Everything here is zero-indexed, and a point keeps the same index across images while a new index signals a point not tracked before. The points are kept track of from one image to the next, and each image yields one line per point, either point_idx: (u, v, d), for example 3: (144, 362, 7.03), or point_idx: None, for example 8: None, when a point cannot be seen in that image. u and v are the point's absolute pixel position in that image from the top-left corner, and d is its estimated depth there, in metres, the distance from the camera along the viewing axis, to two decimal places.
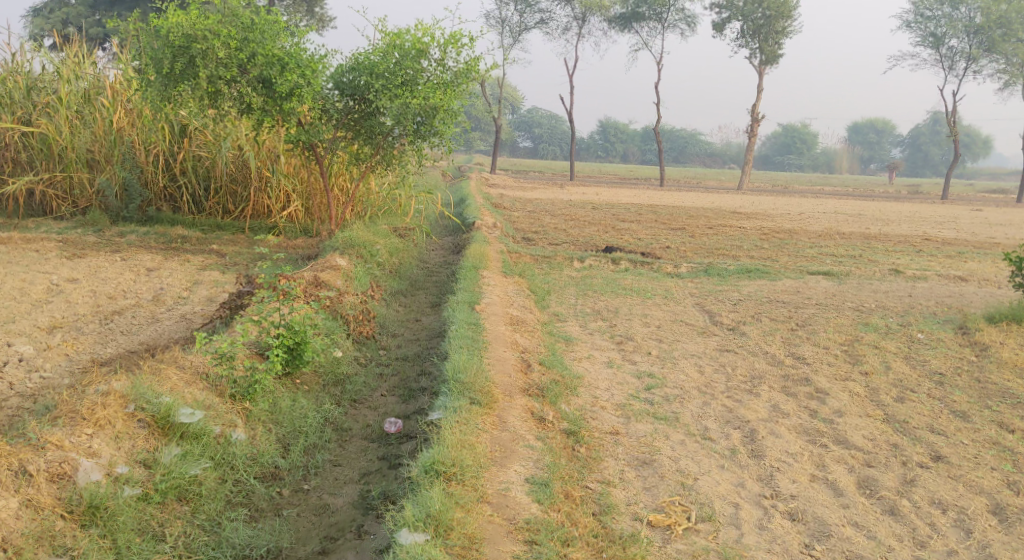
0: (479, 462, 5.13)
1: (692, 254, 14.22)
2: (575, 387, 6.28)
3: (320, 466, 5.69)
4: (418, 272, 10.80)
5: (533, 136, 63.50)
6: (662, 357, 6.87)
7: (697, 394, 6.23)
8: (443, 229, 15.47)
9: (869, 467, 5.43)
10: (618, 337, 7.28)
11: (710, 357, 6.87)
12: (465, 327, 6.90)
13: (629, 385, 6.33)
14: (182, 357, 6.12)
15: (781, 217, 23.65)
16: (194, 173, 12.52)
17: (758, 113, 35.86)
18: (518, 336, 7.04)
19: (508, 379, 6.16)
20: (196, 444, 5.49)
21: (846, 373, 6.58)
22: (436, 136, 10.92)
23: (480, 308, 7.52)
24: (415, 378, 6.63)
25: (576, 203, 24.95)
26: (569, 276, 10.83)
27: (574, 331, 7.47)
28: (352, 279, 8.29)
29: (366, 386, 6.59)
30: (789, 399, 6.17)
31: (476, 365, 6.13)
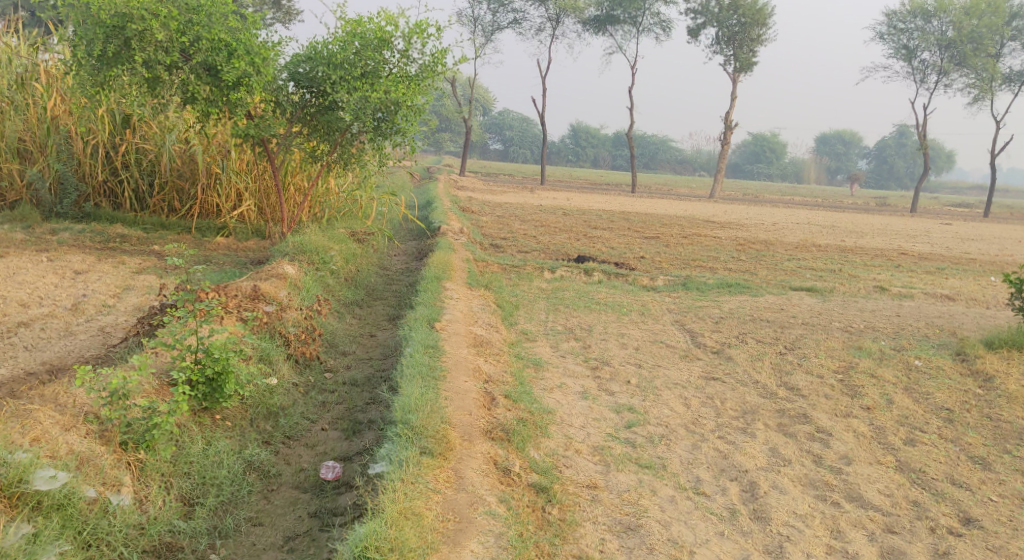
0: (426, 543, 4.37)
1: (668, 265, 13.58)
2: (546, 425, 5.57)
3: (235, 529, 4.93)
4: (377, 280, 10.04)
5: (504, 138, 62.87)
6: (641, 387, 6.19)
7: (684, 434, 5.55)
8: (407, 233, 14.69)
9: (892, 534, 4.78)
10: (592, 363, 6.59)
11: (695, 388, 6.20)
12: (423, 351, 6.15)
13: (608, 423, 5.64)
14: (67, 392, 5.27)
15: (754, 227, 23.14)
16: (134, 168, 11.68)
17: (731, 121, 35.47)
18: (483, 361, 6.31)
19: (468, 418, 5.43)
20: (55, 518, 4.52)
21: (847, 409, 5.94)
22: (399, 135, 10.10)
23: (441, 327, 6.77)
24: (362, 408, 5.89)
25: (546, 208, 24.26)
26: (540, 288, 10.13)
27: (545, 353, 6.77)
28: (298, 290, 7.51)
29: (303, 420, 5.84)
30: (788, 441, 5.52)
31: (431, 403, 5.38)
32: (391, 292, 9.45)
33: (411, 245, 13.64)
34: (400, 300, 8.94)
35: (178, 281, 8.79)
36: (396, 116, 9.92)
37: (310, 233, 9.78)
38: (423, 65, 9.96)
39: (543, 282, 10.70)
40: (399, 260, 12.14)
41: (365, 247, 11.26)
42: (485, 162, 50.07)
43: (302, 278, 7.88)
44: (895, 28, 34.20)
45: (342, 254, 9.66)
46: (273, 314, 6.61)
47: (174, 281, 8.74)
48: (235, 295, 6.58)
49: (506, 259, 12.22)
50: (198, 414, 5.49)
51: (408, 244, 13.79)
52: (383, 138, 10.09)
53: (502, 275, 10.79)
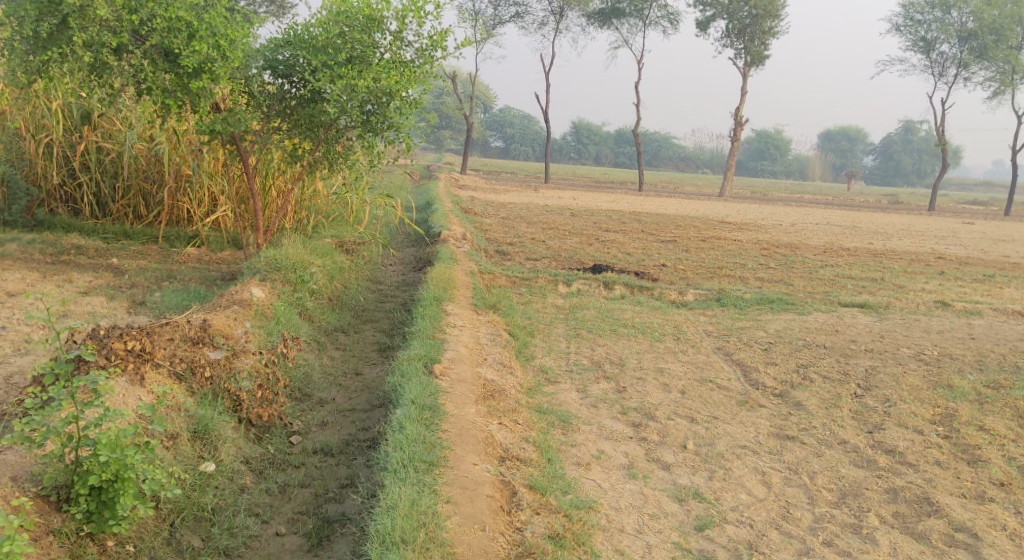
0: None
1: (692, 275, 12.23)
2: (594, 530, 4.28)
3: None
4: (368, 298, 8.73)
5: (505, 136, 61.40)
6: (703, 457, 4.91)
7: (782, 542, 4.31)
8: (402, 239, 13.35)
9: None
10: (633, 419, 5.28)
11: (772, 457, 4.96)
12: (418, 417, 4.83)
13: (675, 524, 4.38)
14: None
15: (773, 228, 21.76)
16: (94, 171, 10.36)
17: (740, 115, 34.04)
18: (497, 424, 5.01)
19: (480, 536, 4.10)
20: None
21: (978, 496, 4.69)
22: (392, 131, 8.69)
23: (444, 372, 5.44)
24: (325, 506, 4.67)
25: (550, 208, 22.87)
26: (557, 307, 8.80)
27: (572, 405, 5.46)
28: (262, 322, 6.20)
29: (247, 524, 4.56)
30: (924, 552, 4.28)
31: (426, 526, 4.05)
32: (384, 314, 8.13)
33: (407, 253, 12.30)
34: (393, 325, 7.63)
35: (130, 306, 7.46)
36: (387, 110, 8.49)
37: (289, 245, 8.42)
38: (419, 48, 8.53)
39: (557, 298, 9.38)
40: (395, 271, 10.80)
41: (355, 257, 9.92)
42: (484, 160, 48.64)
43: (271, 305, 6.57)
44: (913, 20, 32.72)
45: (327, 268, 8.33)
46: (218, 365, 5.29)
47: (125, 307, 7.41)
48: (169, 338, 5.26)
49: (514, 270, 10.92)
50: (75, 542, 4.16)
51: (404, 251, 12.45)
52: (374, 136, 8.68)
53: (512, 291, 9.47)
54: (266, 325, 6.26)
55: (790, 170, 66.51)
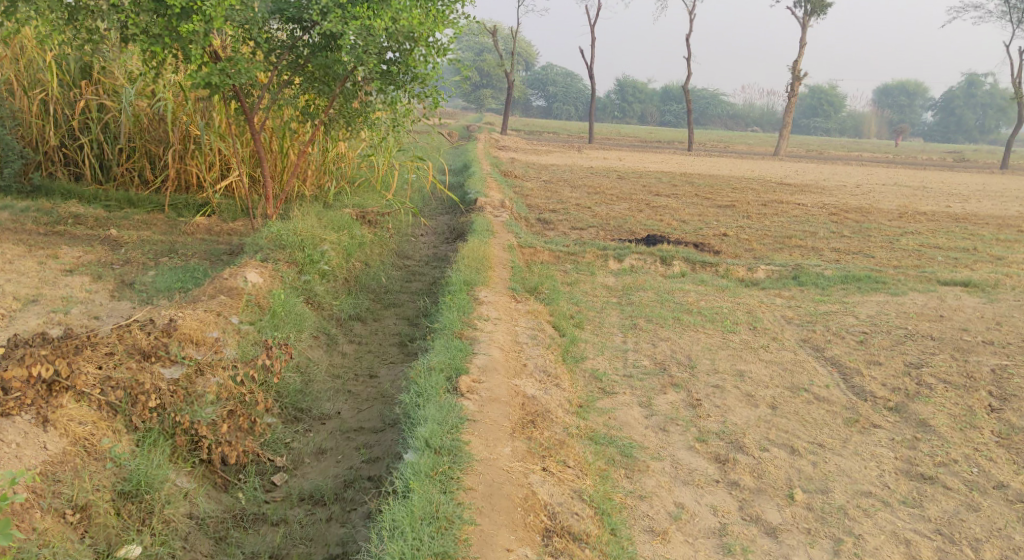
0: None
1: (757, 247, 10.94)
2: None
3: None
4: (393, 278, 7.69)
5: (548, 95, 59.60)
6: (821, 518, 4.07)
7: None
8: (434, 207, 12.24)
9: None
10: (727, 456, 4.42)
11: (917, 515, 4.11)
12: (433, 470, 3.89)
13: None
14: None
15: (837, 191, 20.20)
16: (93, 132, 9.35)
17: (797, 69, 32.10)
18: (542, 476, 4.06)
19: None
20: None
21: None
22: (417, 82, 7.53)
23: (473, 389, 4.52)
24: None
25: (596, 170, 21.53)
26: (609, 289, 7.66)
27: (643, 435, 4.56)
28: (252, 317, 5.28)
29: None
30: None
31: None
32: (409, 297, 7.09)
33: (440, 224, 11.21)
34: (418, 311, 6.59)
35: (115, 289, 6.44)
36: (410, 58, 7.32)
37: (301, 217, 7.35)
38: None
39: (609, 278, 8.23)
40: (426, 245, 9.77)
41: (379, 229, 8.84)
42: (528, 120, 47.07)
43: (266, 293, 5.60)
44: None
45: (345, 244, 7.28)
46: (166, 392, 4.43)
47: (108, 290, 6.38)
48: (107, 353, 4.44)
49: (560, 244, 9.81)
50: None
51: (436, 221, 11.35)
52: (396, 88, 7.53)
53: (557, 269, 8.33)
54: (259, 318, 5.34)
55: (844, 128, 63.83)
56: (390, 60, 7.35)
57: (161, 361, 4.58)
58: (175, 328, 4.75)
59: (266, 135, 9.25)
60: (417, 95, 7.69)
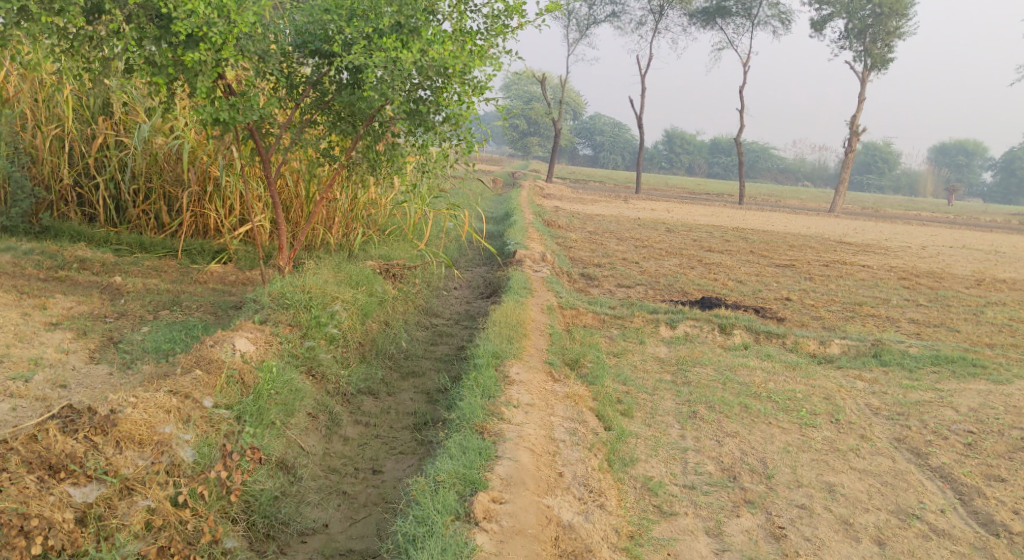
0: None
1: (825, 316, 9.88)
2: None
3: None
4: (417, 342, 6.83)
5: (595, 144, 58.95)
6: None
7: None
8: (470, 260, 11.38)
9: None
10: None
11: None
12: None
13: None
14: None
15: (902, 254, 18.98)
16: (107, 169, 8.59)
17: (856, 123, 31.01)
18: None
19: None
20: None
21: None
22: (450, 124, 6.70)
23: (492, 514, 3.77)
24: None
25: (644, 223, 20.58)
26: (661, 364, 6.68)
27: None
28: (227, 401, 4.51)
29: None
30: None
31: None
32: (431, 365, 6.21)
33: (475, 278, 10.36)
34: (438, 384, 5.71)
35: (96, 348, 5.60)
36: (443, 96, 6.50)
37: (315, 270, 6.52)
38: (489, 13, 6.51)
39: (661, 348, 7.25)
40: (457, 302, 8.91)
41: (404, 283, 7.96)
42: (574, 169, 46.33)
43: (250, 365, 4.78)
44: None
45: (363, 301, 6.43)
46: (60, 531, 3.64)
47: (88, 350, 5.54)
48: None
49: (605, 305, 8.89)
50: None
51: (471, 275, 10.50)
52: (427, 130, 6.69)
53: (602, 336, 7.38)
54: (237, 401, 4.57)
55: (898, 185, 62.19)
56: (420, 98, 6.53)
57: (73, 478, 3.81)
58: (111, 425, 4.01)
59: (289, 179, 8.56)
60: (449, 139, 6.85)
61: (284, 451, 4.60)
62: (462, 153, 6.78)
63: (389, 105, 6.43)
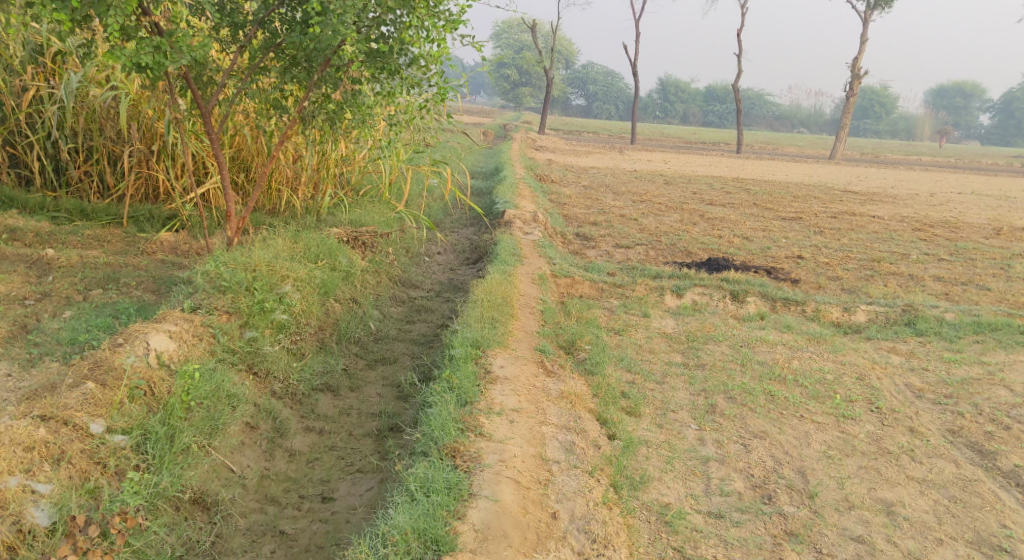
0: None
1: (844, 276, 9.05)
2: None
3: None
4: (389, 322, 6.02)
5: (588, 93, 57.42)
6: None
7: None
8: (455, 220, 10.48)
9: None
10: None
11: None
12: None
13: None
14: None
15: (911, 202, 18.08)
16: (39, 126, 7.39)
17: (858, 66, 29.85)
18: None
19: None
20: None
21: None
22: (418, 66, 5.76)
23: None
24: None
25: (640, 174, 19.60)
26: (669, 343, 5.87)
27: None
28: (124, 424, 3.88)
29: None
30: None
31: None
32: (403, 351, 5.43)
33: (460, 241, 9.50)
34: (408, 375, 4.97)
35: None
36: (408, 33, 5.54)
37: (268, 244, 5.64)
38: None
39: (669, 324, 6.44)
40: (438, 272, 8.08)
41: (376, 252, 7.05)
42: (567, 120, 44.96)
43: (160, 371, 4.15)
44: None
45: (326, 275, 5.61)
46: None
47: None
48: None
49: (604, 271, 8.07)
50: None
51: (455, 239, 9.64)
52: (391, 74, 5.74)
53: (601, 312, 6.57)
54: (139, 422, 3.95)
55: (896, 130, 61.04)
56: (382, 36, 5.57)
57: None
58: None
59: (246, 136, 7.58)
60: (418, 83, 5.92)
61: (205, 483, 3.99)
62: (434, 101, 5.85)
63: (345, 45, 5.47)
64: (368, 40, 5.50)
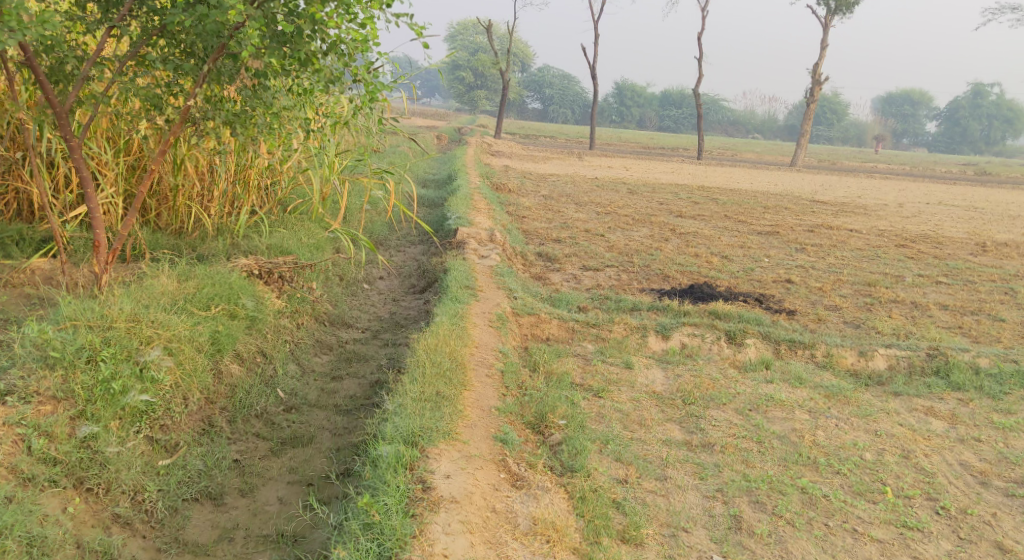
0: None
1: (842, 305, 8.01)
2: None
3: None
4: (306, 383, 4.79)
5: (544, 98, 56.42)
6: None
7: None
8: (401, 237, 9.23)
9: None
10: None
11: None
12: None
13: None
14: None
15: (885, 214, 17.27)
16: None
17: (819, 72, 29.12)
18: None
19: None
20: None
21: None
22: (337, 54, 4.44)
23: None
24: None
25: (602, 182, 18.53)
26: (662, 410, 4.67)
27: None
28: None
29: None
30: None
31: None
32: (322, 426, 4.23)
33: (407, 263, 8.26)
34: (323, 470, 3.83)
35: None
36: (323, 10, 4.20)
37: (150, 286, 4.37)
38: None
39: (657, 380, 5.26)
40: (377, 303, 6.85)
41: (297, 287, 5.74)
42: (523, 125, 43.90)
43: None
44: None
45: (222, 324, 4.42)
46: None
47: None
48: None
49: (574, 305, 6.88)
50: None
51: (402, 260, 8.39)
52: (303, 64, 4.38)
53: (574, 365, 5.37)
54: None
55: (849, 137, 61.01)
56: (288, 13, 4.28)
57: None
58: None
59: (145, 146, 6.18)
60: (339, 76, 4.59)
61: None
62: (359, 100, 4.57)
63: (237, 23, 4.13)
64: (271, 19, 4.19)
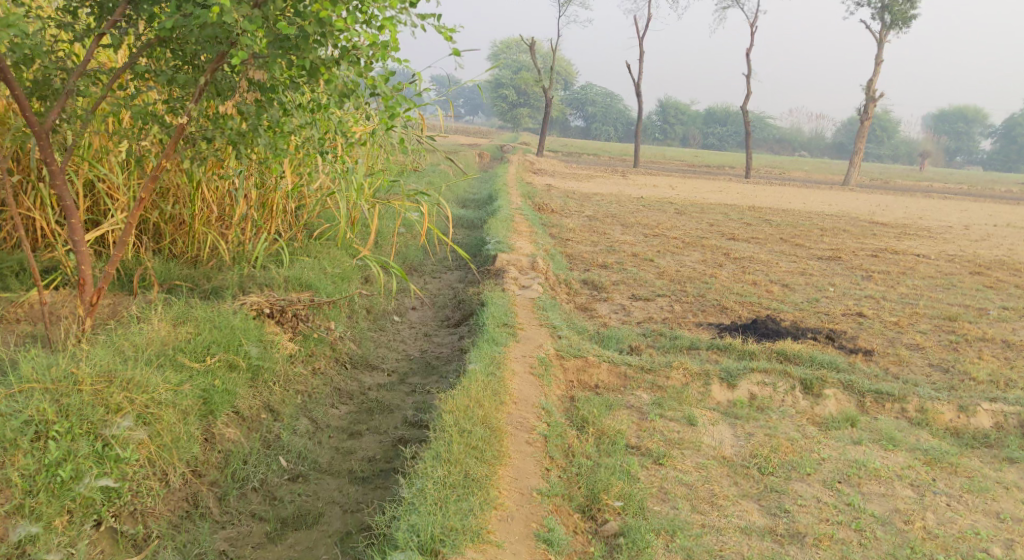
0: None
1: (924, 344, 7.18)
2: None
3: None
4: (317, 440, 4.19)
5: (587, 115, 55.78)
6: None
7: None
8: (437, 263, 8.60)
9: None
10: None
11: None
12: None
13: None
14: None
15: (951, 237, 16.26)
16: None
17: (873, 88, 28.03)
18: None
19: None
20: None
21: None
22: (350, 63, 3.80)
23: None
24: None
25: (649, 202, 17.77)
26: (736, 482, 3.95)
27: None
28: None
29: None
30: None
31: None
32: (332, 500, 3.71)
33: (443, 292, 7.61)
34: None
35: None
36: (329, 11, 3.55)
37: (138, 336, 3.91)
38: None
39: (725, 441, 4.52)
40: (407, 339, 6.19)
41: (314, 326, 5.09)
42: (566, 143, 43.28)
43: None
44: None
45: (218, 378, 4.00)
46: None
47: None
48: None
49: (626, 344, 6.17)
50: None
51: (436, 288, 7.74)
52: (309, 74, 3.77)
53: (626, 420, 4.66)
54: None
55: (900, 154, 59.41)
56: (293, 19, 3.66)
57: None
58: None
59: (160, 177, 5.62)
60: (353, 89, 3.96)
61: None
62: (376, 117, 3.94)
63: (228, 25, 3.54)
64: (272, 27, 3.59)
